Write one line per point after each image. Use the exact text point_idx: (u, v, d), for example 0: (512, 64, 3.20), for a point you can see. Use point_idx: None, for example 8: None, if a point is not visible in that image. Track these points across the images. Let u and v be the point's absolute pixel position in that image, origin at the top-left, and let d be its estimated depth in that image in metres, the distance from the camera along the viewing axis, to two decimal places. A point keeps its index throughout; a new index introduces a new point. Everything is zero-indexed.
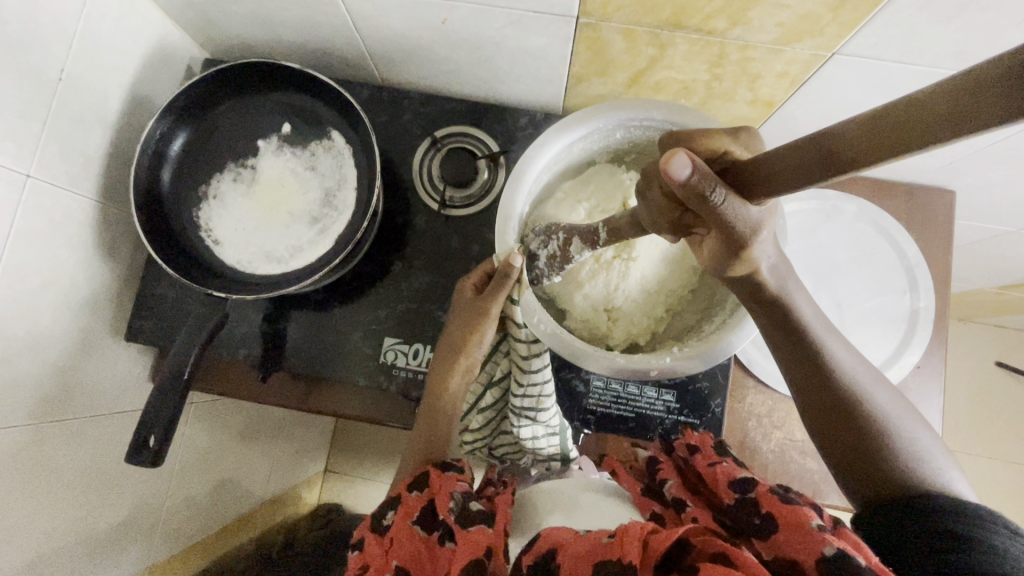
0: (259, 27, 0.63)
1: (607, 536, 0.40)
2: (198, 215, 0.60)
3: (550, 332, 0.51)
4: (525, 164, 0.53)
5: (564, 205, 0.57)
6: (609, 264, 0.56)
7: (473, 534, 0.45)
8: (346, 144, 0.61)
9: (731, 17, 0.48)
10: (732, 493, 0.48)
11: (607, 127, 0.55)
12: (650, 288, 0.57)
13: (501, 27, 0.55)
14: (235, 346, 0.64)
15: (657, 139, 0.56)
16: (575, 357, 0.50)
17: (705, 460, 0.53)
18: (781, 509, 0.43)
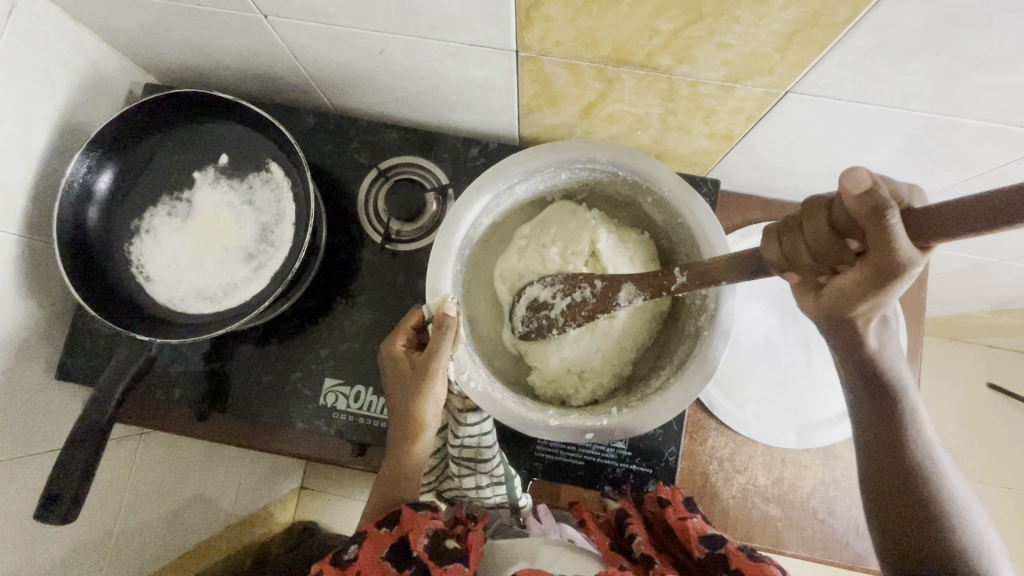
0: (196, 53, 0.60)
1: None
2: (128, 252, 0.58)
3: (481, 391, 0.48)
4: (460, 211, 0.50)
5: (525, 252, 0.54)
6: (576, 318, 0.53)
7: (453, 573, 0.46)
8: (285, 176, 0.59)
9: (675, 54, 0.45)
10: (703, 548, 0.49)
11: (549, 169, 0.52)
12: (609, 340, 0.54)
13: (440, 58, 0.53)
14: (171, 384, 0.62)
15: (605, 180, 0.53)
16: (517, 424, 0.48)
17: (677, 513, 0.53)
18: (749, 565, 0.46)
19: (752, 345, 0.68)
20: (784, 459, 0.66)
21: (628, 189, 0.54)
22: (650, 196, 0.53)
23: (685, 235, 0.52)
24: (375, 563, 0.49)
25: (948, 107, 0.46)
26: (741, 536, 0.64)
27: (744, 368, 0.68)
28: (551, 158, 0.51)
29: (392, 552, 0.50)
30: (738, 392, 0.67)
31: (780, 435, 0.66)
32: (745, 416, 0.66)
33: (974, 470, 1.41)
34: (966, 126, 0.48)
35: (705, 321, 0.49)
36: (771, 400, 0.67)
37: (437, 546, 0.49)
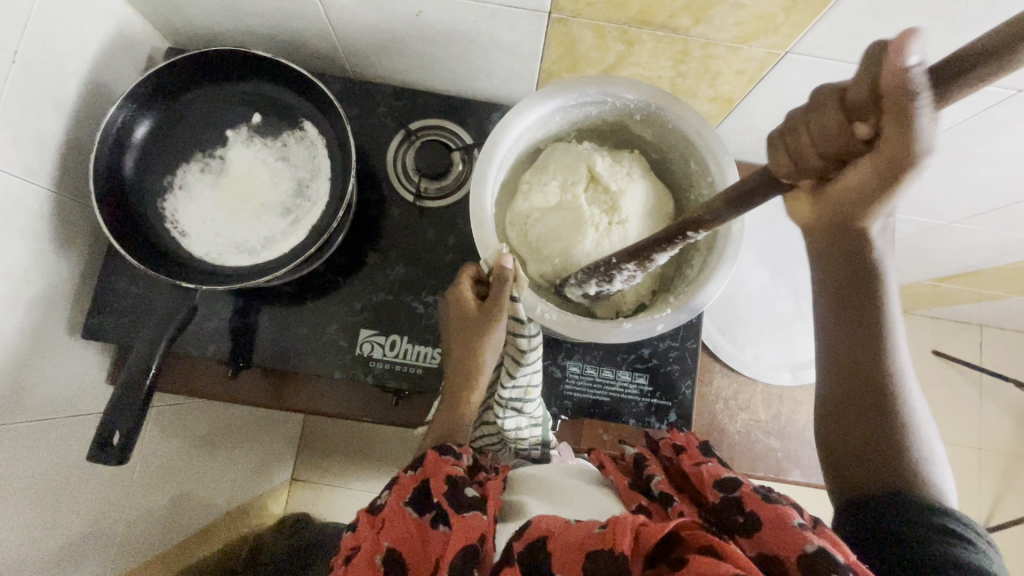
0: (227, 16, 0.62)
1: (599, 527, 0.39)
2: (163, 206, 0.58)
3: (556, 319, 0.54)
4: (483, 166, 0.55)
5: (533, 194, 0.59)
6: (609, 231, 0.58)
7: (469, 519, 0.44)
8: (319, 134, 0.61)
9: (695, 14, 0.51)
10: (717, 492, 0.47)
11: (547, 115, 0.58)
12: None
13: (475, 21, 0.57)
14: (203, 342, 0.62)
15: (595, 111, 0.60)
16: (582, 332, 0.53)
17: (692, 460, 0.52)
18: (764, 507, 0.43)
19: (749, 295, 0.75)
20: (781, 395, 0.72)
21: (615, 116, 0.61)
22: (638, 115, 0.59)
23: (676, 137, 0.59)
24: (397, 510, 0.47)
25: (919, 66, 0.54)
26: (747, 468, 0.70)
27: (741, 316, 0.75)
28: (546, 100, 0.56)
29: (413, 498, 0.48)
30: (738, 336, 0.74)
31: (776, 373, 0.72)
32: (745, 357, 0.73)
33: None
34: None
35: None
36: (767, 343, 0.74)
37: (455, 492, 0.47)
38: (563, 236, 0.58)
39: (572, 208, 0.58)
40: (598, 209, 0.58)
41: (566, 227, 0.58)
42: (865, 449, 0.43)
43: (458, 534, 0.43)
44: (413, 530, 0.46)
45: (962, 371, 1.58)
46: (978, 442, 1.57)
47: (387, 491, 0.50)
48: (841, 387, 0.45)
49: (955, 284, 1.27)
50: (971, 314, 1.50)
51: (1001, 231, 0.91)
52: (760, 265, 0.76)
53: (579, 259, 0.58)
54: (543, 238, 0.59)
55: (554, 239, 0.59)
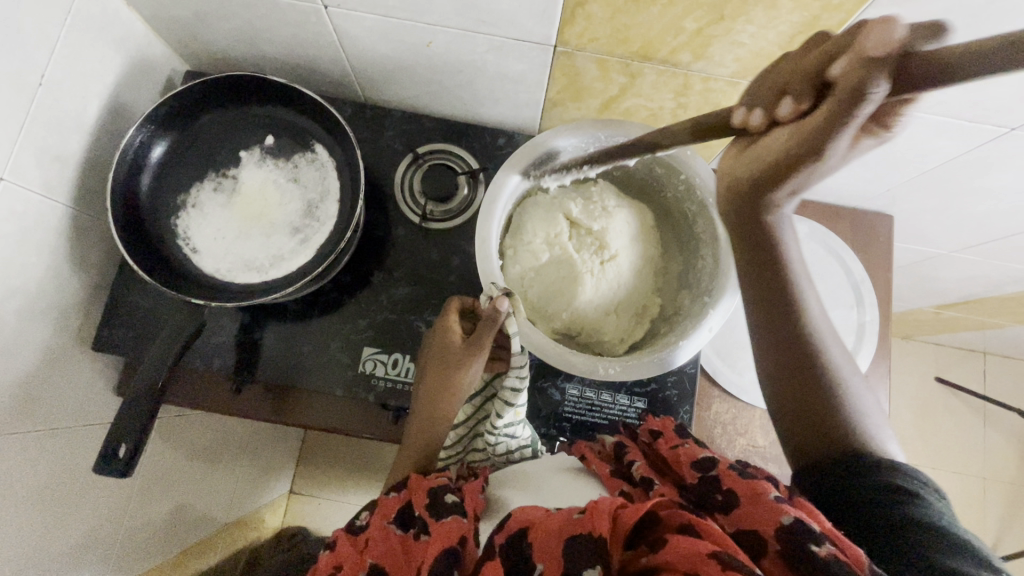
0: (244, 42, 0.65)
1: (576, 513, 0.39)
2: (176, 223, 0.60)
3: (621, 370, 0.53)
4: (484, 254, 0.54)
5: (521, 256, 0.60)
6: (603, 267, 0.60)
7: (449, 523, 0.45)
8: (329, 157, 0.63)
9: (695, 51, 0.53)
10: (695, 473, 0.46)
11: (518, 180, 0.58)
12: (637, 265, 0.62)
13: (483, 52, 0.59)
14: (209, 357, 0.63)
15: (559, 161, 0.62)
16: (659, 369, 0.53)
17: (670, 444, 0.51)
18: (741, 483, 0.42)
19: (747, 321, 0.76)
20: None
21: None
22: None
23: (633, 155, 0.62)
24: (381, 529, 0.49)
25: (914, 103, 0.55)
26: None
27: (742, 342, 0.75)
28: (514, 174, 0.58)
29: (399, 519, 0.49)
30: (737, 362, 0.74)
31: None
32: (744, 383, 0.73)
33: (926, 459, 1.52)
34: (927, 120, 0.58)
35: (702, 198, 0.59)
36: None
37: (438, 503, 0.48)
38: (564, 289, 0.59)
39: (564, 260, 0.60)
40: (588, 254, 0.60)
41: (564, 280, 0.59)
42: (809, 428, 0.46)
43: (436, 540, 0.43)
44: (398, 548, 0.47)
45: (966, 399, 1.56)
46: (984, 472, 1.54)
47: (366, 514, 0.52)
48: (790, 393, 0.47)
49: (957, 312, 1.26)
50: (975, 341, 1.49)
51: (1000, 261, 0.91)
52: None
53: (584, 304, 0.59)
54: (543, 297, 0.60)
55: (554, 295, 0.60)
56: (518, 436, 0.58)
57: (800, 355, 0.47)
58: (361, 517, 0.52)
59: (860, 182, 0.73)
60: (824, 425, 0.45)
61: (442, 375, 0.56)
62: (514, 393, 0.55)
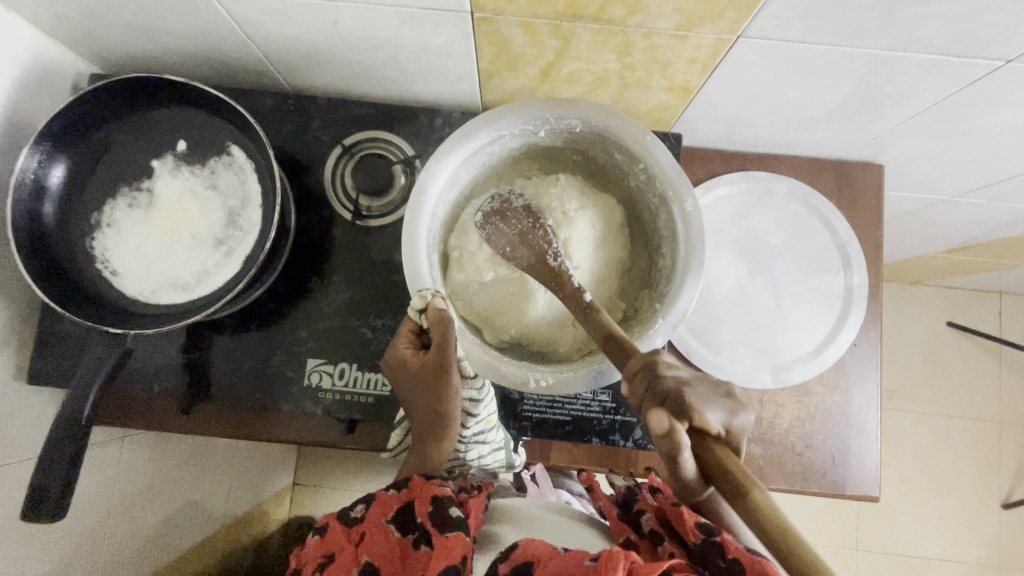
0: (143, 37, 0.59)
1: (588, 558, 0.41)
2: (92, 246, 0.56)
3: (560, 380, 0.49)
4: (413, 264, 0.48)
5: (466, 265, 0.53)
6: None
7: (451, 541, 0.47)
8: (247, 158, 0.58)
9: (628, 4, 0.46)
10: (698, 534, 0.43)
11: (455, 173, 0.51)
12: (598, 268, 0.55)
13: (396, 26, 0.52)
14: (151, 380, 0.61)
15: (506, 149, 0.54)
16: (599, 382, 0.49)
17: (669, 500, 0.48)
18: (748, 557, 0.40)
19: (724, 295, 0.70)
20: (761, 399, 0.68)
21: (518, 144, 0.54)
22: (543, 132, 0.53)
23: (587, 136, 0.54)
24: (377, 527, 0.53)
25: (888, 42, 0.48)
26: None
27: (719, 318, 0.70)
28: (447, 166, 0.50)
29: (394, 518, 0.54)
30: (714, 339, 0.69)
31: (756, 377, 0.68)
32: (722, 362, 0.68)
33: (937, 406, 1.48)
34: (908, 60, 0.50)
35: (662, 188, 0.51)
36: (745, 345, 0.69)
37: (440, 510, 0.51)
38: (515, 305, 0.54)
39: (515, 275, 0.54)
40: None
41: (514, 295, 0.54)
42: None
43: (439, 555, 0.46)
44: (389, 548, 0.52)
45: (980, 342, 1.49)
46: (999, 415, 1.49)
47: (363, 506, 0.56)
48: None
49: (967, 255, 1.18)
50: (989, 282, 1.40)
51: (1008, 202, 0.83)
52: (737, 260, 0.71)
53: (535, 317, 0.54)
54: (492, 308, 0.54)
55: (505, 308, 0.54)
56: (489, 441, 0.57)
57: None
58: (357, 508, 0.56)
59: (842, 132, 0.65)
60: None
61: (421, 398, 0.50)
62: (475, 402, 0.53)
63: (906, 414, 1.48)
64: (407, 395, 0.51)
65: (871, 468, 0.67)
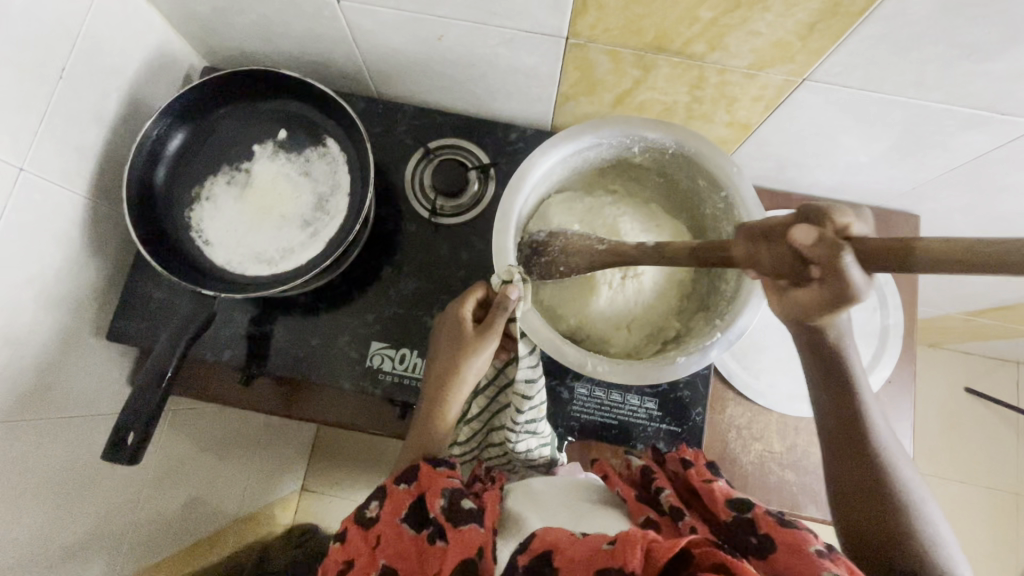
0: (260, 38, 0.65)
1: (607, 543, 0.38)
2: (189, 215, 0.61)
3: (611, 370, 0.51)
4: (504, 238, 0.52)
5: None
6: (622, 282, 0.56)
7: (466, 532, 0.43)
8: (340, 150, 0.63)
9: (710, 41, 0.52)
10: (729, 512, 0.45)
11: (551, 166, 0.56)
12: (660, 286, 0.58)
13: (495, 45, 0.58)
14: (218, 348, 0.64)
15: (600, 158, 0.58)
16: (651, 377, 0.51)
17: (701, 477, 0.50)
18: (780, 531, 0.40)
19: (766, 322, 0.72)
20: (797, 426, 0.69)
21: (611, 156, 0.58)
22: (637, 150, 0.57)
23: (675, 161, 0.57)
24: (393, 526, 0.48)
25: (942, 94, 0.53)
26: (759, 500, 0.67)
27: (758, 343, 0.72)
28: (547, 157, 0.54)
29: (409, 514, 0.48)
30: (753, 364, 0.71)
31: (793, 404, 0.69)
32: (760, 386, 0.70)
33: (954, 471, 1.47)
34: (957, 113, 0.55)
35: (738, 217, 0.54)
36: (784, 373, 0.71)
37: (452, 505, 0.46)
38: (578, 298, 0.56)
39: None
40: (611, 267, 0.56)
41: (578, 287, 0.56)
42: (862, 511, 0.45)
43: (456, 546, 0.43)
44: (410, 546, 0.46)
45: (998, 411, 1.50)
46: (1017, 487, 1.47)
47: (377, 504, 0.50)
48: (849, 477, 0.47)
49: (991, 320, 1.20)
50: (1008, 350, 1.42)
51: None
52: None
53: (595, 314, 0.56)
54: (556, 298, 0.57)
55: (568, 299, 0.57)
56: (538, 433, 0.57)
57: (848, 437, 0.48)
58: (369, 506, 0.50)
59: (885, 180, 0.70)
60: (879, 515, 0.44)
61: (450, 364, 0.53)
62: (529, 384, 0.54)
63: (923, 478, 1.47)
64: (439, 352, 0.54)
65: None
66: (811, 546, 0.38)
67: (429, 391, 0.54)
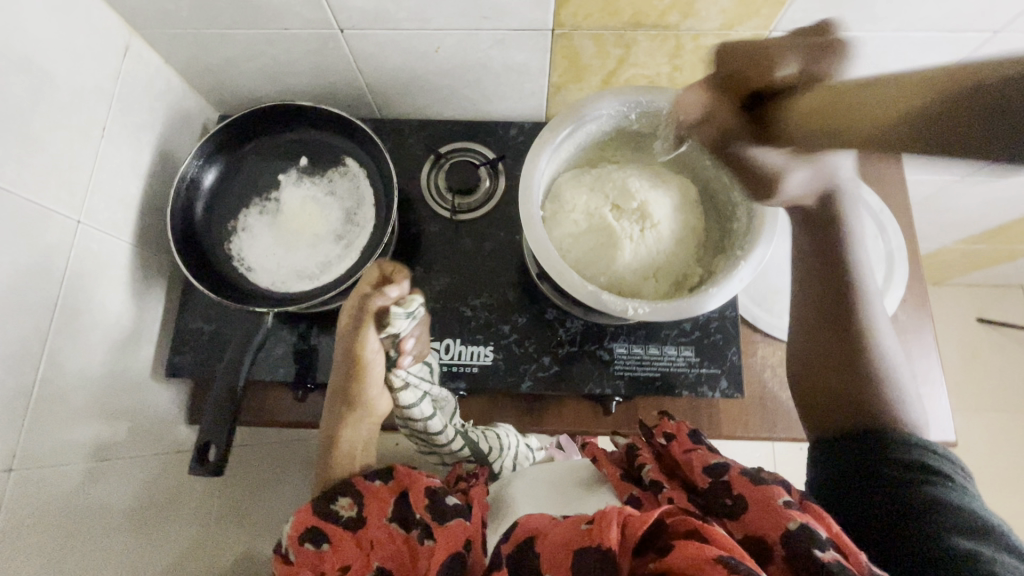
0: (270, 80, 0.71)
1: (585, 523, 0.41)
2: (229, 247, 0.65)
3: (651, 311, 0.52)
4: (529, 210, 0.56)
5: (563, 221, 0.60)
6: (642, 234, 0.58)
7: (452, 528, 0.48)
8: (360, 167, 0.68)
9: (682, 10, 0.58)
10: (707, 479, 0.48)
11: (559, 142, 0.59)
12: (678, 232, 0.60)
13: (487, 48, 0.64)
14: (271, 368, 0.67)
15: (600, 128, 0.62)
16: (686, 312, 0.53)
17: (681, 446, 0.52)
18: (753, 491, 0.44)
19: (779, 263, 0.76)
20: None
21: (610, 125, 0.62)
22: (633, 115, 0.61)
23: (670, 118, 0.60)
24: (382, 527, 0.52)
25: (896, 23, 0.59)
26: (807, 431, 0.70)
27: (775, 285, 0.75)
28: (554, 137, 0.59)
29: (394, 516, 0.53)
30: (775, 305, 0.74)
31: None
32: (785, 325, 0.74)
33: (983, 401, 1.49)
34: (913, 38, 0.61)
35: None
36: None
37: (433, 502, 0.51)
38: (603, 254, 0.58)
39: (603, 227, 0.58)
40: (629, 222, 0.58)
41: (602, 246, 0.58)
42: (831, 402, 0.53)
43: (441, 547, 0.47)
44: (401, 546, 0.50)
45: (1013, 336, 1.53)
46: None
47: (354, 503, 0.55)
48: (815, 361, 0.56)
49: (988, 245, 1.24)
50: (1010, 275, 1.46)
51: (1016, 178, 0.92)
52: (784, 236, 0.78)
53: (623, 268, 0.58)
54: (583, 260, 0.59)
55: (594, 259, 0.59)
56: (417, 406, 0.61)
57: (832, 321, 0.56)
58: (342, 502, 0.55)
59: None
60: (857, 390, 0.52)
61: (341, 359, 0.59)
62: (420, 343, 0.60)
63: (955, 413, 1.48)
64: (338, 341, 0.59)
65: (944, 414, 0.71)
66: (780, 499, 0.42)
67: (337, 390, 0.60)
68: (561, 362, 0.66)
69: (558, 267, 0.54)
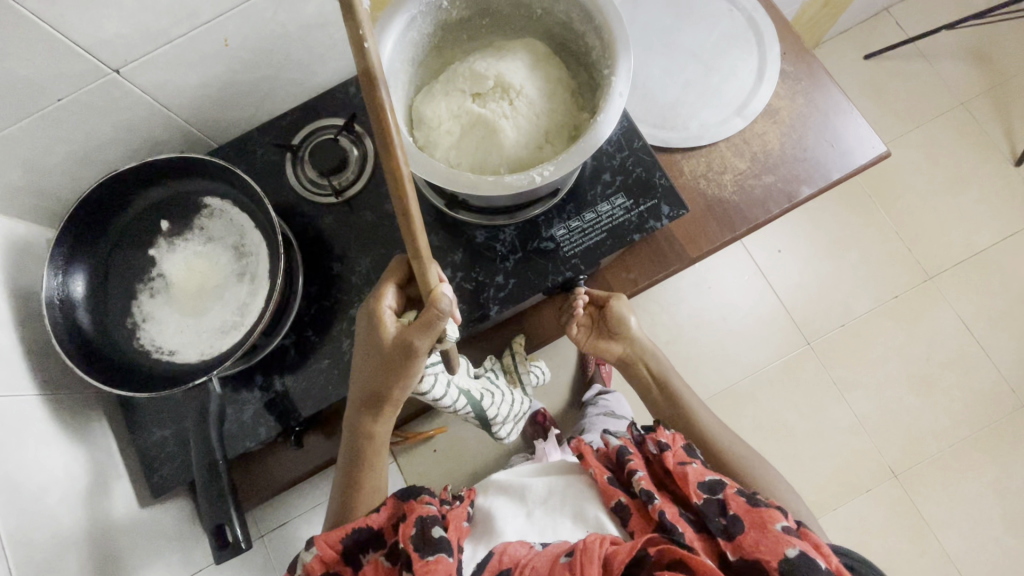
0: (84, 165, 0.64)
1: (565, 557, 0.44)
2: (140, 342, 0.60)
3: (555, 168, 0.51)
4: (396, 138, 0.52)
5: (436, 136, 0.57)
6: (514, 109, 0.56)
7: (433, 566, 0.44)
8: (222, 199, 0.63)
9: None
10: (700, 494, 0.50)
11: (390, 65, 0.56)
12: (546, 90, 0.58)
13: (274, 15, 0.58)
14: (252, 432, 0.63)
15: (421, 33, 0.58)
16: (587, 151, 0.50)
17: (676, 458, 0.55)
18: (749, 512, 0.47)
19: (659, 81, 0.75)
20: (745, 139, 0.73)
21: (428, 25, 0.58)
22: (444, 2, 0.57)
23: None
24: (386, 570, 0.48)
25: None
26: (762, 213, 0.71)
27: (667, 102, 0.75)
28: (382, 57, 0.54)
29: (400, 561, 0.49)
30: (676, 120, 0.74)
31: (727, 125, 0.73)
32: (694, 132, 0.73)
33: None
34: None
35: None
36: (703, 108, 0.74)
37: (421, 536, 0.47)
38: (489, 146, 0.56)
39: (475, 121, 0.56)
40: (495, 103, 0.56)
41: (483, 138, 0.56)
42: None
43: None
44: None
45: None
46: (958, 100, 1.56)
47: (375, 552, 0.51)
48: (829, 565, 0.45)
49: None
50: None
51: None
52: (651, 54, 0.76)
53: (514, 149, 0.56)
54: (476, 162, 0.57)
55: (484, 155, 0.56)
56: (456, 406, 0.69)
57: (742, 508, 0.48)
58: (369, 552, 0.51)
59: None
60: None
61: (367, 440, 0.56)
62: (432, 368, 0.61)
63: None
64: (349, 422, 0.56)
65: (867, 133, 0.73)
66: (776, 524, 0.46)
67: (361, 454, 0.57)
68: (514, 273, 0.64)
69: (450, 176, 0.51)
